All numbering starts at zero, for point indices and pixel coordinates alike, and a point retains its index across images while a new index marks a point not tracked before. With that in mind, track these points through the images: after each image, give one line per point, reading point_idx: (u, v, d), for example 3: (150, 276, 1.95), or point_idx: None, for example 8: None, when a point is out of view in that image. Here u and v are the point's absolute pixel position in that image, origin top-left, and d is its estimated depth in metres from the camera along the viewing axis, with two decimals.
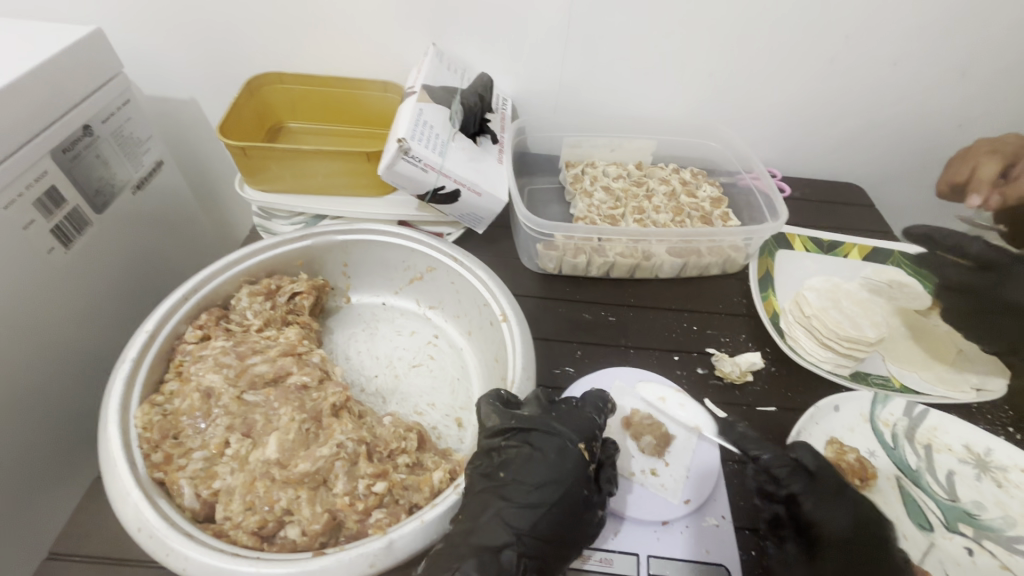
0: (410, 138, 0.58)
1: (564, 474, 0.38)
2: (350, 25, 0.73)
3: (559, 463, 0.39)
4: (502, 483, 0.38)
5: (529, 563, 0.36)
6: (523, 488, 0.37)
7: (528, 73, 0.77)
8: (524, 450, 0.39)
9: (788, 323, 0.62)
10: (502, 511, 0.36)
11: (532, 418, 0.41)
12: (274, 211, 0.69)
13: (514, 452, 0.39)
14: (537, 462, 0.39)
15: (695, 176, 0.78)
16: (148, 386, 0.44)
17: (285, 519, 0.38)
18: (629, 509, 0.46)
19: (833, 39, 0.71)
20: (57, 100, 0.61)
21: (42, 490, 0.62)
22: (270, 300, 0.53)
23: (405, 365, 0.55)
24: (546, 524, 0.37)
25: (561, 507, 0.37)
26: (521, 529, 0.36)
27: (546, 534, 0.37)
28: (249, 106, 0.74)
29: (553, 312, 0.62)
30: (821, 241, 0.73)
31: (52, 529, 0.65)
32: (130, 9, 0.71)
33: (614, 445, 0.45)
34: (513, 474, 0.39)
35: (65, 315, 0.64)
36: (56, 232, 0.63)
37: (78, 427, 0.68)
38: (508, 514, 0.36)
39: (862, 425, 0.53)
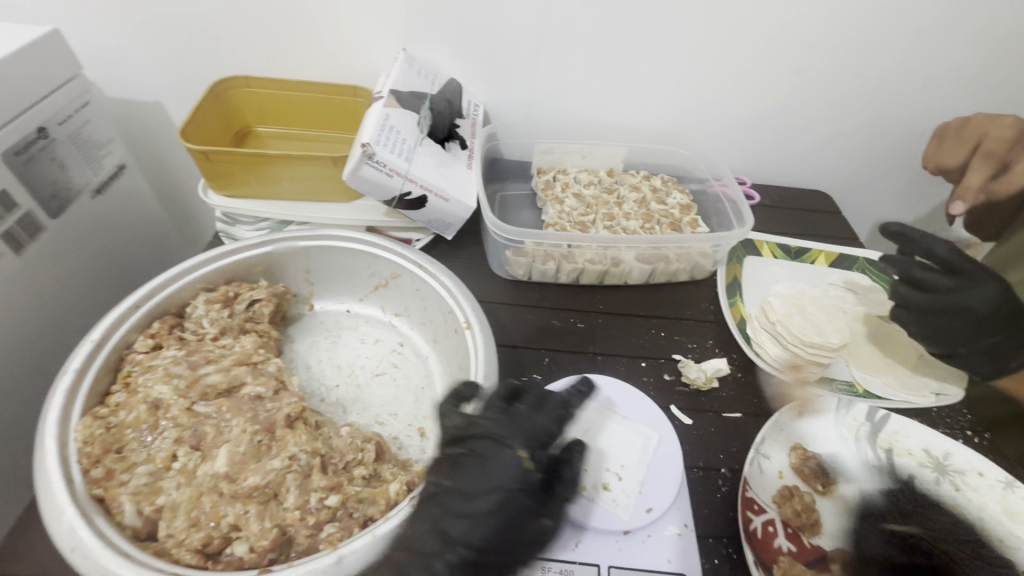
0: (375, 143, 0.57)
1: (507, 480, 0.39)
2: (318, 28, 0.72)
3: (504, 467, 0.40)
4: (445, 488, 0.39)
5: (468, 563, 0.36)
6: (468, 494, 0.39)
7: (500, 78, 0.76)
8: (472, 458, 0.40)
9: (754, 330, 0.62)
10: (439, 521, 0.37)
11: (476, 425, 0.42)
12: (238, 216, 0.67)
13: (464, 457, 0.41)
14: (484, 470, 0.40)
15: (666, 183, 0.79)
16: (91, 399, 0.42)
17: (232, 535, 0.36)
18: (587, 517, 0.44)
19: (798, 48, 0.72)
20: (8, 102, 0.59)
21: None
22: (227, 307, 0.51)
23: (368, 374, 0.54)
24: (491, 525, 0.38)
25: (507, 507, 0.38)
26: (454, 537, 0.37)
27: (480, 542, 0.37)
28: (214, 110, 0.72)
29: (522, 319, 0.62)
30: (788, 248, 0.74)
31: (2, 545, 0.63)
32: (89, 8, 0.69)
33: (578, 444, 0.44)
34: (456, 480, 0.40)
35: (15, 324, 0.62)
36: (7, 237, 0.61)
37: (22, 443, 0.65)
38: (444, 524, 0.37)
39: (825, 430, 0.54)
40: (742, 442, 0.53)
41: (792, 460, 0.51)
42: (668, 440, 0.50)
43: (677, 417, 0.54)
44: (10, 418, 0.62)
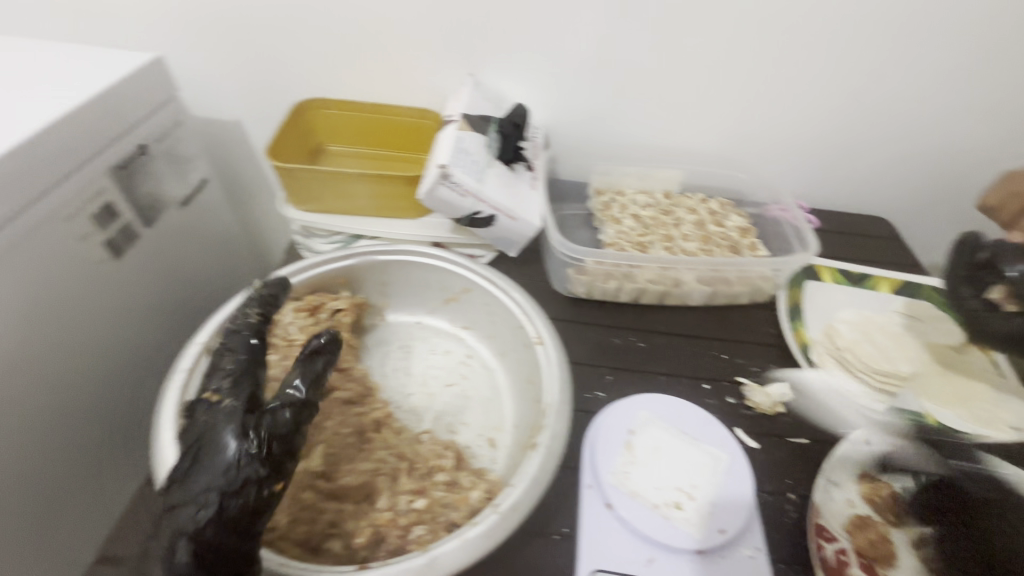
0: (451, 164, 0.60)
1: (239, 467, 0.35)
2: (392, 56, 0.76)
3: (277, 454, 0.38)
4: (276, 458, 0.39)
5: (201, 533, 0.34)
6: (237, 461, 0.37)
7: (561, 102, 0.79)
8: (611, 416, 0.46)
9: (818, 354, 0.62)
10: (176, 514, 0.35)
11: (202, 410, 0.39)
12: (314, 229, 0.71)
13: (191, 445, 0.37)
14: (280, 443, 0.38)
15: (723, 207, 0.80)
16: (198, 398, 0.46)
17: (330, 531, 0.40)
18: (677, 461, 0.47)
19: (860, 73, 0.73)
20: (118, 122, 0.65)
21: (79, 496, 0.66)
22: (313, 316, 0.55)
23: (439, 384, 0.56)
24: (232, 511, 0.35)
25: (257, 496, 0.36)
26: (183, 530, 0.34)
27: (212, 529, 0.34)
28: (293, 130, 0.77)
29: (585, 336, 0.63)
30: (849, 273, 0.73)
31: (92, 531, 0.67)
32: (187, 37, 0.76)
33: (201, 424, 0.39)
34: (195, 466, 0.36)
35: (112, 326, 0.67)
36: (107, 245, 0.66)
37: (116, 434, 0.71)
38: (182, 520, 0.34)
39: (896, 461, 0.53)
40: (809, 468, 0.53)
41: (861, 489, 0.50)
42: (739, 459, 0.50)
43: (741, 439, 0.55)
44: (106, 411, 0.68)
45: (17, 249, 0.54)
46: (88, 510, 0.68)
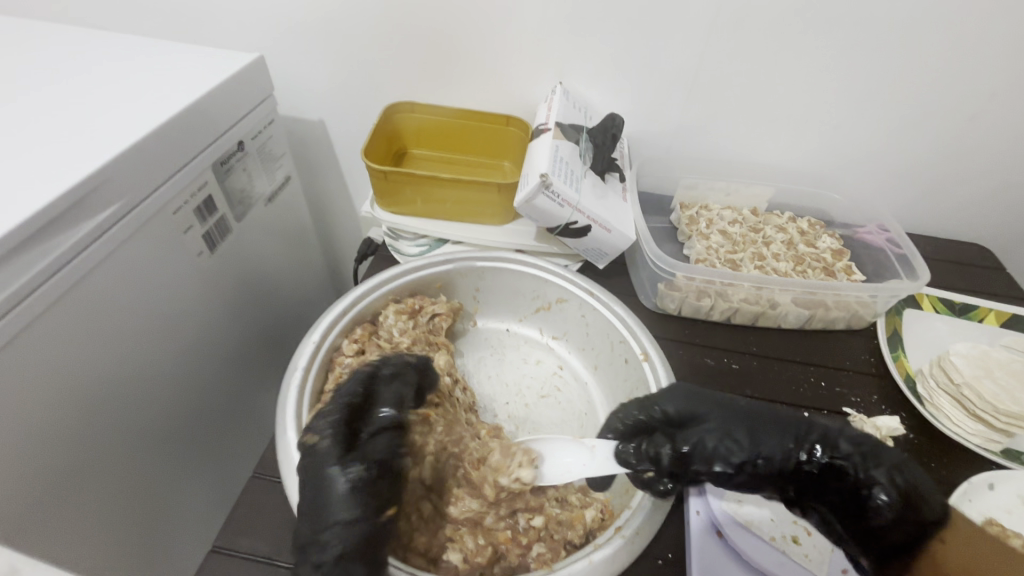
0: (551, 173, 0.60)
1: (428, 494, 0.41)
2: (483, 63, 0.77)
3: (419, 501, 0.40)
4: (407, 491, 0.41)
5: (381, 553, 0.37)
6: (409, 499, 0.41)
7: (649, 113, 0.78)
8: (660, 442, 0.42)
9: (929, 389, 0.58)
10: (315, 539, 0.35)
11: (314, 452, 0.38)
12: (401, 232, 0.72)
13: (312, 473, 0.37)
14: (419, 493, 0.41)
15: (813, 226, 0.77)
16: (312, 396, 0.46)
17: (447, 544, 0.41)
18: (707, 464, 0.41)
19: (975, 95, 0.69)
20: (222, 118, 0.67)
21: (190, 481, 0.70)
22: (413, 319, 0.55)
23: (534, 395, 0.56)
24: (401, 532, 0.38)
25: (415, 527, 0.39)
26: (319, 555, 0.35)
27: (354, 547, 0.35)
28: (382, 133, 0.78)
29: (676, 354, 0.62)
30: (952, 302, 0.69)
31: (184, 516, 0.69)
32: (285, 39, 0.78)
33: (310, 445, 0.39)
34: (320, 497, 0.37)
35: (207, 317, 0.69)
36: (205, 237, 0.68)
37: (216, 423, 0.74)
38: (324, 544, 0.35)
39: (1021, 508, 0.50)
40: None
41: None
42: None
43: None
44: (207, 401, 0.71)
45: (134, 240, 0.56)
46: (198, 495, 0.71)
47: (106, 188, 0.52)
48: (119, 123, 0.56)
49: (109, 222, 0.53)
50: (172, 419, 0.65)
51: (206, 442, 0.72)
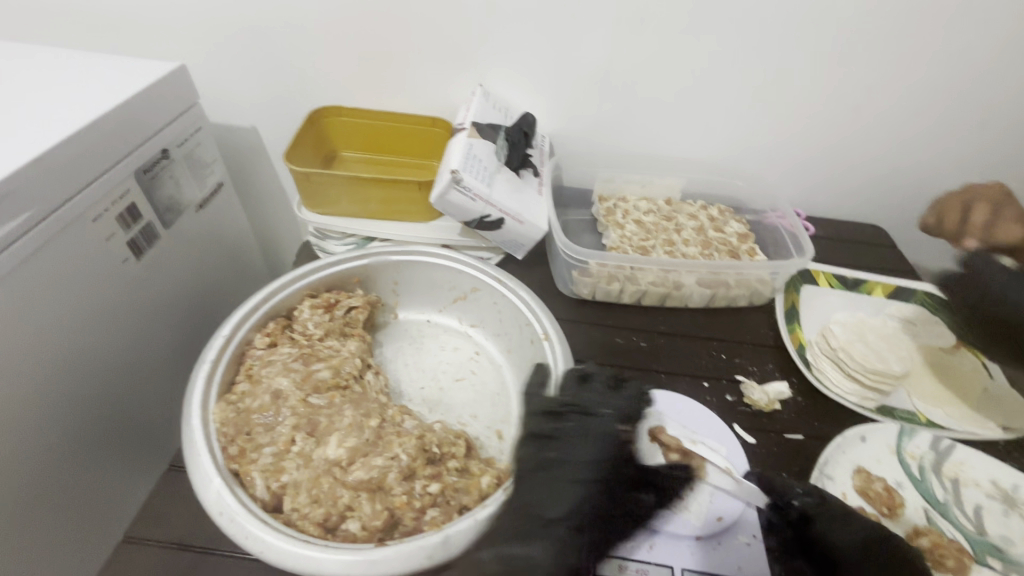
0: (462, 169, 0.63)
1: (605, 447, 0.45)
2: (407, 66, 0.79)
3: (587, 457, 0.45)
4: (551, 464, 0.44)
5: (579, 534, 0.42)
6: (573, 467, 0.44)
7: (567, 111, 0.82)
8: (569, 436, 0.46)
9: (814, 355, 0.64)
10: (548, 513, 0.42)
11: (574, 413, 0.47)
12: (328, 232, 0.74)
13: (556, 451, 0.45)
14: (582, 443, 0.45)
15: (722, 213, 0.82)
16: (222, 385, 0.48)
17: (345, 513, 0.41)
18: (659, 522, 0.48)
19: (857, 89, 0.76)
20: (141, 129, 0.68)
21: (114, 482, 0.69)
22: (328, 312, 0.57)
23: (449, 378, 0.59)
24: (580, 514, 0.42)
25: (602, 487, 0.44)
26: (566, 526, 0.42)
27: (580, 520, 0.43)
28: (309, 136, 0.80)
29: (588, 335, 0.66)
30: (845, 278, 0.75)
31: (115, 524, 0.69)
32: (211, 48, 0.79)
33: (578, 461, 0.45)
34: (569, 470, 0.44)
35: (137, 317, 0.70)
36: (130, 244, 0.68)
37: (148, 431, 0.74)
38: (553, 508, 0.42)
39: (888, 457, 0.55)
40: (804, 462, 0.55)
41: (856, 482, 0.53)
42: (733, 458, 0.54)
43: (740, 435, 0.57)
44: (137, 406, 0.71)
45: (49, 247, 0.57)
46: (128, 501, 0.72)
47: (18, 194, 0.52)
48: (31, 132, 0.57)
49: (22, 228, 0.53)
50: (95, 421, 0.65)
51: (135, 445, 0.72)
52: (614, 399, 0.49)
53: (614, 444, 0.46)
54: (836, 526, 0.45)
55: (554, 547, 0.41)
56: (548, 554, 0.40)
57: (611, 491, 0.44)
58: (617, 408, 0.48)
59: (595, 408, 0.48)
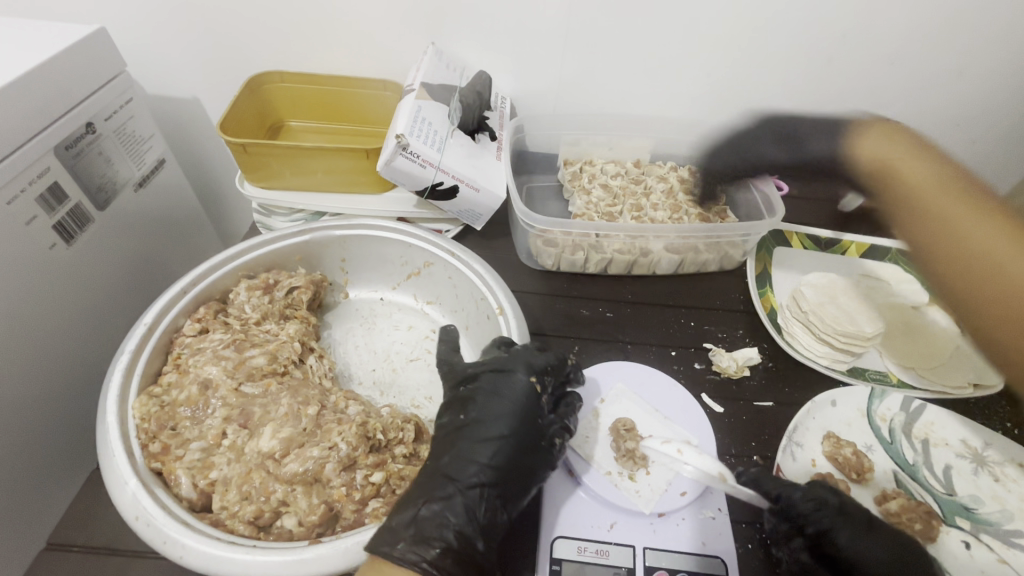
0: (408, 134, 0.58)
1: (518, 403, 0.44)
2: (351, 23, 0.73)
3: (507, 400, 0.44)
4: (464, 423, 0.43)
5: (490, 491, 0.40)
6: (483, 424, 0.43)
7: (526, 69, 0.77)
8: (484, 395, 0.45)
9: (785, 319, 0.62)
10: (466, 455, 0.41)
11: (488, 362, 0.47)
12: (274, 208, 0.70)
13: (474, 394, 0.45)
14: (493, 399, 0.44)
15: (693, 174, 0.78)
16: (146, 377, 0.46)
17: (280, 509, 0.40)
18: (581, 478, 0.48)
19: (833, 37, 0.71)
20: (61, 98, 0.58)
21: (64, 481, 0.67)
22: (268, 294, 0.54)
23: (402, 359, 0.57)
24: (500, 465, 0.41)
25: (512, 441, 0.42)
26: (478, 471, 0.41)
27: (500, 466, 0.41)
28: (249, 105, 0.74)
29: (552, 308, 0.63)
30: (819, 238, 0.72)
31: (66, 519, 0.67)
32: (135, 11, 0.72)
33: (486, 410, 0.44)
34: (476, 413, 0.44)
35: (80, 311, 0.64)
36: (58, 228, 0.60)
37: None
38: (474, 452, 0.41)
39: (859, 419, 0.54)
40: (773, 429, 0.53)
41: (825, 448, 0.51)
42: (705, 437, 0.51)
43: (707, 404, 0.55)
44: None
45: None
46: None
47: None
48: None
49: None
50: None
51: None
52: (527, 355, 0.47)
53: (526, 397, 0.44)
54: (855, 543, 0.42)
55: (466, 508, 0.39)
56: (460, 515, 0.38)
57: (522, 447, 0.43)
58: (533, 360, 0.46)
59: (503, 365, 0.46)
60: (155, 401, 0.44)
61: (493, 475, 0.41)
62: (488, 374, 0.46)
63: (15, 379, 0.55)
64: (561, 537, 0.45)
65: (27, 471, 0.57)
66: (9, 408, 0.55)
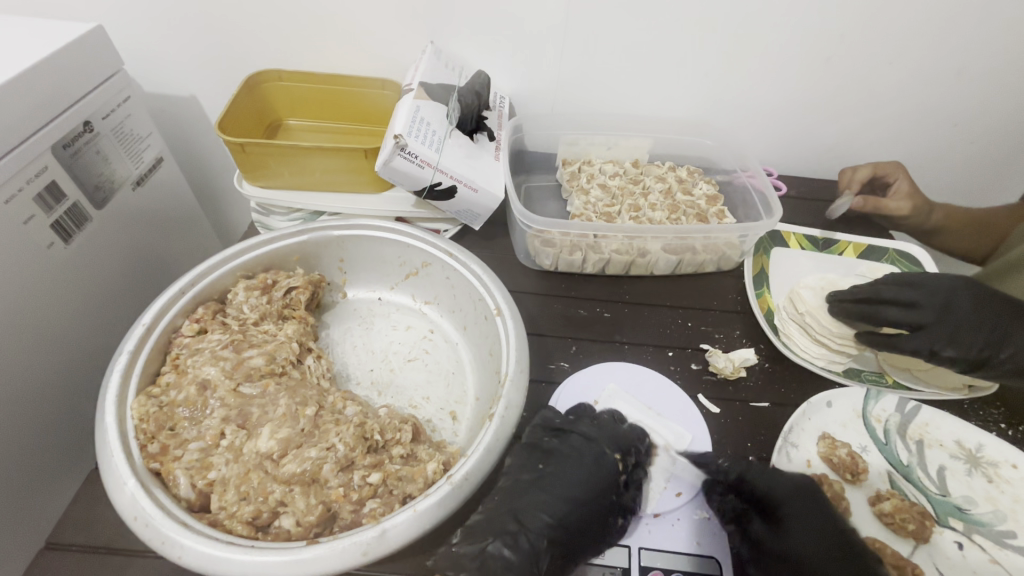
0: (406, 134, 0.58)
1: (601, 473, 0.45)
2: (349, 22, 0.73)
3: (591, 466, 0.45)
4: (543, 476, 0.45)
5: (555, 547, 0.41)
6: (562, 484, 0.44)
7: (525, 68, 0.77)
8: (568, 455, 0.46)
9: (781, 320, 0.62)
10: (538, 509, 0.42)
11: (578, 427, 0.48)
12: (272, 207, 0.70)
13: (557, 452, 0.47)
14: (575, 463, 0.46)
15: (691, 174, 0.78)
16: (145, 377, 0.46)
17: (278, 510, 0.40)
18: None
19: (832, 37, 0.71)
20: (58, 97, 0.58)
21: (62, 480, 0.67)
22: (266, 294, 0.54)
23: (401, 359, 0.58)
24: (569, 524, 0.42)
25: (586, 505, 0.43)
26: (548, 522, 0.41)
27: (570, 526, 0.42)
28: (247, 103, 0.74)
29: (549, 308, 0.63)
30: (816, 239, 0.73)
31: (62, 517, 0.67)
32: (132, 10, 0.72)
33: (573, 471, 0.45)
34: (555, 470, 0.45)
35: (78, 310, 0.64)
36: (56, 228, 0.60)
37: None
38: (546, 507, 0.43)
39: (854, 420, 0.54)
40: (768, 430, 0.54)
41: (820, 449, 0.51)
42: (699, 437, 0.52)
43: (703, 405, 0.55)
44: None
45: None
46: None
47: None
48: None
49: None
50: None
51: None
52: (614, 431, 0.49)
53: (609, 468, 0.46)
54: (803, 529, 0.42)
55: (528, 558, 0.39)
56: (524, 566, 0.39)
57: (595, 514, 0.43)
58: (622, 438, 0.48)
59: (591, 433, 0.48)
60: (153, 401, 0.44)
61: (565, 531, 0.42)
62: (573, 445, 0.47)
63: (12, 378, 0.55)
64: None
65: (26, 470, 0.57)
66: (9, 409, 0.55)
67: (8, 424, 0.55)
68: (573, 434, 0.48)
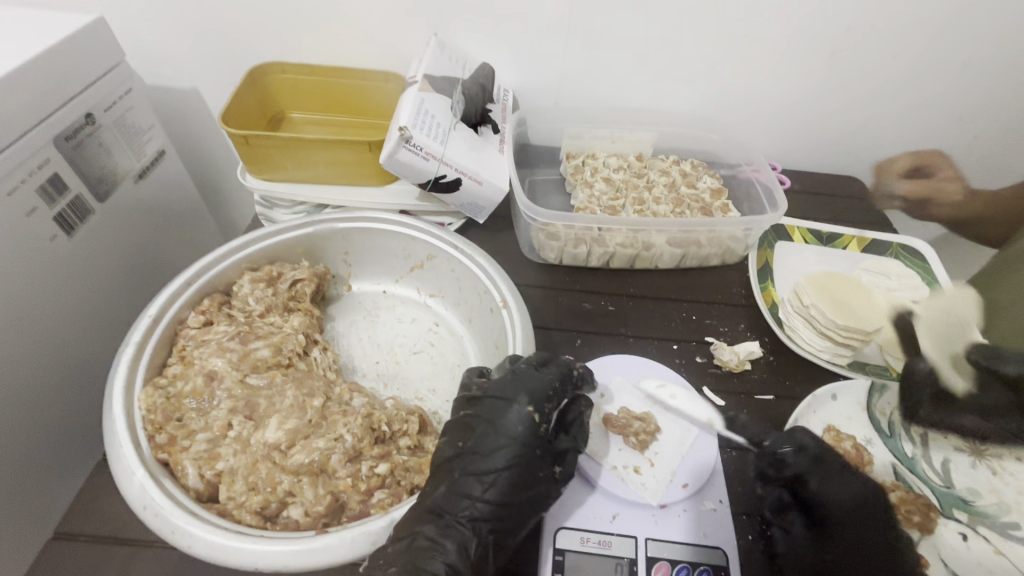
0: (411, 126, 0.58)
1: (516, 434, 0.40)
2: (352, 14, 0.72)
3: (508, 429, 0.40)
4: (461, 452, 0.40)
5: (484, 528, 0.37)
6: (481, 456, 0.39)
7: (528, 61, 0.76)
8: (483, 424, 0.41)
9: (786, 313, 0.62)
10: (461, 485, 0.38)
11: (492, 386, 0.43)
12: (275, 200, 0.69)
13: (475, 421, 0.42)
14: (494, 429, 0.40)
15: (696, 168, 0.78)
16: (151, 369, 0.46)
17: (286, 500, 0.40)
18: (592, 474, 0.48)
19: (837, 31, 0.71)
20: (59, 89, 0.58)
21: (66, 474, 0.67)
22: (272, 287, 0.54)
23: (406, 352, 0.58)
24: (499, 497, 0.38)
25: (511, 473, 0.39)
26: (473, 502, 0.38)
27: (500, 500, 0.38)
28: (250, 96, 0.74)
29: (554, 301, 0.63)
30: (820, 232, 0.73)
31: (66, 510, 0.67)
32: (133, 2, 0.71)
33: (487, 441, 0.40)
34: (473, 444, 0.40)
35: (82, 303, 0.63)
36: (59, 220, 0.60)
37: None
38: (468, 485, 0.38)
39: (859, 413, 0.54)
40: (774, 423, 0.54)
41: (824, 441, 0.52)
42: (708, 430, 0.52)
43: (709, 398, 0.55)
44: None
45: None
46: None
47: None
48: None
49: None
50: None
51: None
52: (531, 381, 0.43)
53: (527, 429, 0.40)
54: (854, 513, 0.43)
55: (458, 543, 0.36)
56: (453, 548, 0.36)
57: (524, 477, 0.39)
58: (538, 388, 0.42)
59: (505, 392, 0.42)
60: (159, 392, 0.44)
61: (493, 506, 0.38)
62: (490, 406, 0.42)
63: (17, 369, 0.55)
64: (565, 527, 0.45)
65: (32, 464, 0.57)
66: (15, 401, 0.55)
67: (14, 418, 0.55)
68: (490, 398, 0.42)
